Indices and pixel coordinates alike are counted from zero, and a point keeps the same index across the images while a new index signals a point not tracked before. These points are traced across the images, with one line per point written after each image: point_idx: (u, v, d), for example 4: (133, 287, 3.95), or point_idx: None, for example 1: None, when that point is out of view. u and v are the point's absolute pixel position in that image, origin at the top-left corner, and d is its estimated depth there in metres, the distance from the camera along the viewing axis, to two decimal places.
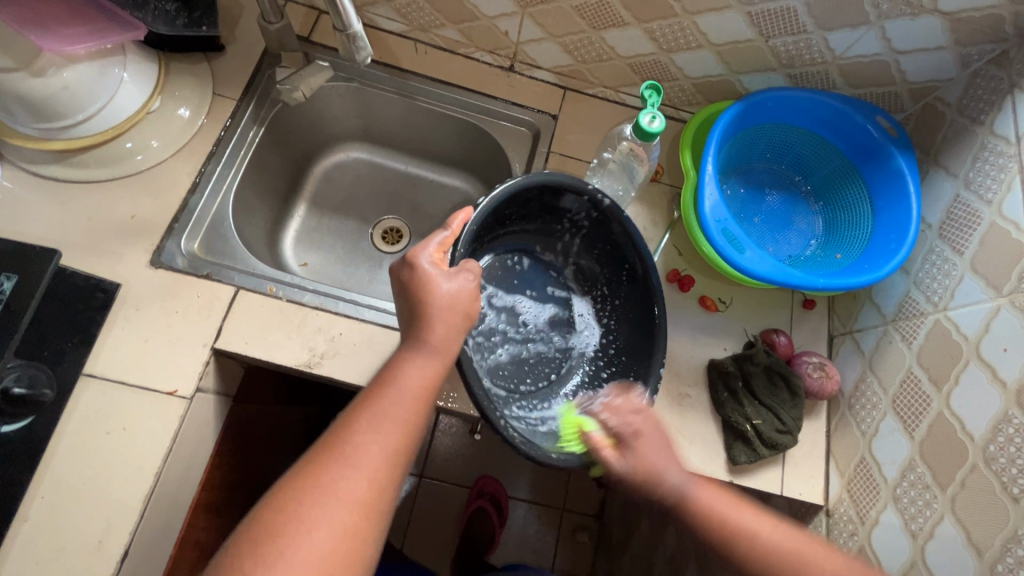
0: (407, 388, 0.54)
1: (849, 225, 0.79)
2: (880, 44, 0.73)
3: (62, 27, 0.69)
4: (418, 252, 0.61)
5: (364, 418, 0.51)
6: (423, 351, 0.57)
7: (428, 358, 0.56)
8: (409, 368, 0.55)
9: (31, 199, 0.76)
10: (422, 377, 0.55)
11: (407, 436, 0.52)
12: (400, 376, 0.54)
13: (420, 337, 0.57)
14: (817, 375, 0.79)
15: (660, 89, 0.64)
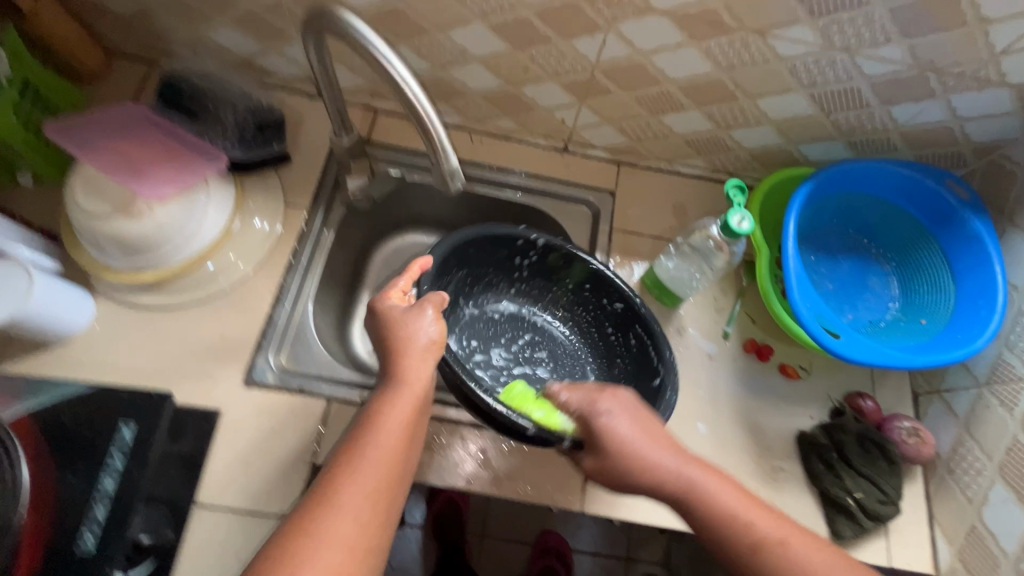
0: (386, 435, 0.54)
1: (927, 286, 0.79)
2: (945, 113, 0.73)
3: (154, 170, 0.72)
4: (380, 298, 0.64)
5: (343, 466, 0.52)
6: (405, 387, 0.57)
7: (406, 393, 0.57)
8: (383, 415, 0.55)
9: (125, 331, 0.78)
10: (402, 415, 0.56)
11: (390, 471, 0.53)
12: (381, 420, 0.55)
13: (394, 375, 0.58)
14: (912, 440, 0.79)
15: (744, 188, 0.65)
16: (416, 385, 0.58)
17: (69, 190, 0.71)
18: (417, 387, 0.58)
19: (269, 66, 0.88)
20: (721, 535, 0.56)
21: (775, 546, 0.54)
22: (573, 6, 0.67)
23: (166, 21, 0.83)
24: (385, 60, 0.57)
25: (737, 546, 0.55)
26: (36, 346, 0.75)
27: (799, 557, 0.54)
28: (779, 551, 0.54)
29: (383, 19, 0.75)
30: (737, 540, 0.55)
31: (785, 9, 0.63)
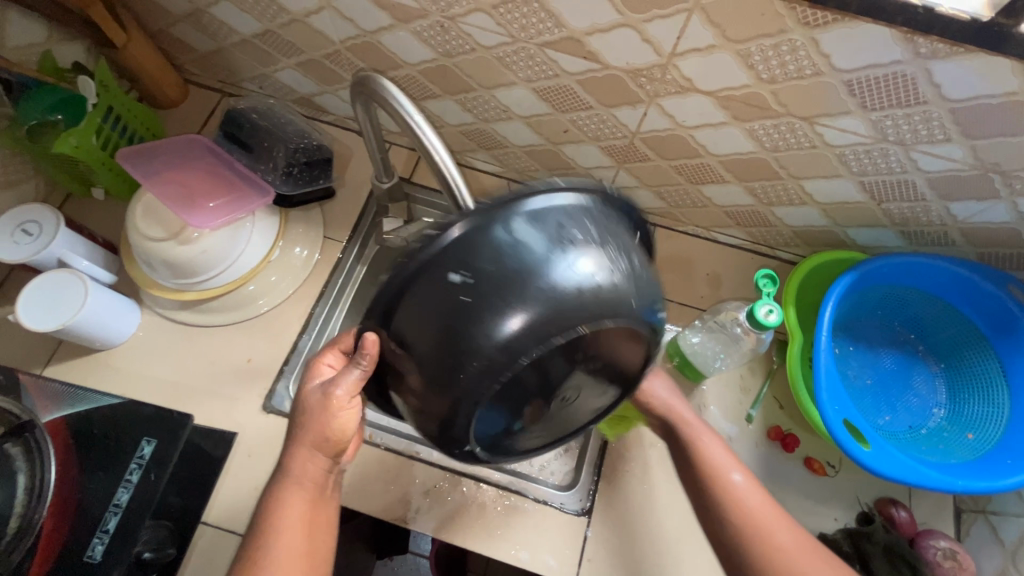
0: (298, 497, 0.56)
1: (976, 396, 0.73)
2: (1011, 215, 0.68)
3: (208, 198, 0.77)
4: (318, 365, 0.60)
5: (270, 511, 0.56)
6: (289, 482, 0.56)
7: (298, 460, 0.57)
8: (274, 505, 0.56)
9: (163, 344, 0.83)
10: (297, 507, 0.56)
11: (310, 524, 0.57)
12: (278, 510, 0.56)
13: (279, 469, 0.57)
14: (948, 565, 0.72)
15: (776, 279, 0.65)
16: (302, 477, 0.57)
17: (130, 213, 0.77)
18: (316, 436, 0.56)
19: (326, 104, 0.92)
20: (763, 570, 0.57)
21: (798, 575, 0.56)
22: (615, 79, 0.67)
23: (237, 59, 0.89)
24: (414, 124, 0.53)
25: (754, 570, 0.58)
26: (84, 350, 0.81)
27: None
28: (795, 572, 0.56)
29: (432, 74, 0.77)
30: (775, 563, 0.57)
31: (836, 101, 0.60)
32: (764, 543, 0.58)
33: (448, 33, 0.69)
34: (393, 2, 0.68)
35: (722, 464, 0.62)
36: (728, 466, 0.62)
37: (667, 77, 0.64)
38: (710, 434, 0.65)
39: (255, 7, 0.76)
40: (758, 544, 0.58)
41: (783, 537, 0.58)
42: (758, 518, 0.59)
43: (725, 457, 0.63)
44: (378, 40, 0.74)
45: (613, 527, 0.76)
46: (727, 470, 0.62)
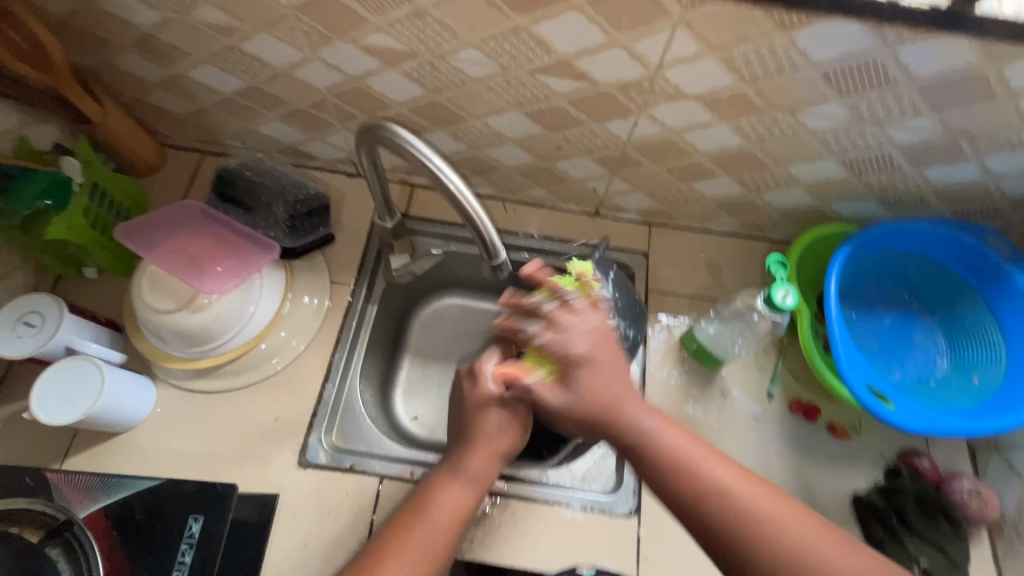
0: (448, 495, 0.65)
1: (974, 342, 0.78)
2: (979, 172, 0.74)
3: (214, 262, 0.77)
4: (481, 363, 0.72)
5: (426, 492, 0.65)
6: (461, 477, 0.66)
7: (480, 458, 0.67)
8: (436, 495, 0.65)
9: (185, 416, 0.80)
10: (454, 504, 0.64)
11: (460, 512, 0.64)
12: (432, 501, 0.64)
13: (456, 465, 0.66)
14: (975, 502, 0.77)
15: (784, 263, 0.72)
16: (472, 475, 0.66)
17: (135, 285, 0.76)
18: (483, 443, 0.67)
19: (313, 151, 0.92)
20: (776, 561, 0.54)
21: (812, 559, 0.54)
22: (606, 95, 0.70)
23: (217, 118, 0.88)
24: (437, 169, 0.60)
25: (720, 536, 0.56)
26: (102, 435, 0.78)
27: (823, 564, 0.54)
28: (811, 555, 0.54)
29: (422, 110, 0.79)
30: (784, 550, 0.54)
31: (815, 91, 0.65)
32: (767, 535, 0.55)
33: (438, 70, 0.71)
34: (382, 46, 0.69)
35: (699, 458, 0.59)
36: (702, 461, 0.59)
37: (655, 87, 0.68)
38: (642, 410, 0.63)
39: (237, 66, 0.76)
40: (760, 536, 0.55)
41: (788, 527, 0.55)
42: (754, 509, 0.56)
43: (689, 446, 0.60)
44: (367, 84, 0.75)
45: (664, 523, 0.78)
46: (705, 465, 0.59)
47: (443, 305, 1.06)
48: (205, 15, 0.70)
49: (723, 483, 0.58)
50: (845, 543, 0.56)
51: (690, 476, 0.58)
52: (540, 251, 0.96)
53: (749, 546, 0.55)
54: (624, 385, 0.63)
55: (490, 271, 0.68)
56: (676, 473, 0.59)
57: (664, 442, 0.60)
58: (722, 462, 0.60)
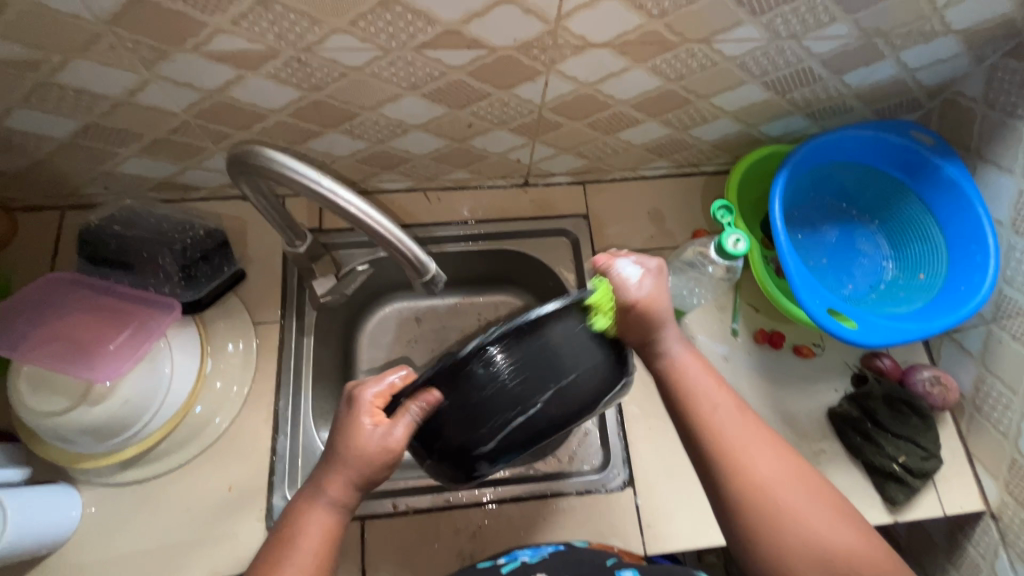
0: (309, 537, 0.52)
1: (915, 239, 0.79)
2: (896, 69, 0.72)
3: (106, 342, 0.66)
4: (359, 390, 0.55)
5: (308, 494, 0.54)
6: (324, 503, 0.53)
7: (343, 482, 0.53)
8: (306, 525, 0.52)
9: (124, 515, 0.71)
10: (319, 531, 0.52)
11: (332, 539, 0.53)
12: (298, 531, 0.52)
13: (319, 488, 0.54)
14: (936, 389, 0.80)
15: (731, 207, 0.71)
16: (339, 501, 0.54)
17: (12, 393, 0.64)
18: (355, 470, 0.53)
19: (192, 181, 0.80)
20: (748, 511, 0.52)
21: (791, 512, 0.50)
22: (507, 59, 0.62)
23: (62, 167, 0.74)
24: (327, 191, 0.51)
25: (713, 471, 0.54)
26: (30, 561, 0.68)
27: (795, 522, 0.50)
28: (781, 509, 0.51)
29: (305, 113, 0.68)
30: (777, 512, 0.51)
31: (727, 14, 0.59)
32: (741, 471, 0.53)
33: (309, 65, 0.60)
34: (233, 50, 0.57)
35: (711, 392, 0.57)
36: (704, 386, 0.58)
37: (559, 41, 0.60)
38: (680, 342, 0.59)
39: (63, 103, 0.63)
40: (742, 475, 0.52)
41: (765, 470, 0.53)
42: (736, 444, 0.54)
43: (706, 382, 0.58)
44: (230, 96, 0.64)
45: (659, 488, 0.77)
46: (702, 388, 0.57)
47: (386, 314, 0.98)
48: None
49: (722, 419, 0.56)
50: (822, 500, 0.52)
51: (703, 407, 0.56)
52: (475, 237, 0.89)
53: (733, 478, 0.53)
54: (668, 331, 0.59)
55: (424, 286, 0.62)
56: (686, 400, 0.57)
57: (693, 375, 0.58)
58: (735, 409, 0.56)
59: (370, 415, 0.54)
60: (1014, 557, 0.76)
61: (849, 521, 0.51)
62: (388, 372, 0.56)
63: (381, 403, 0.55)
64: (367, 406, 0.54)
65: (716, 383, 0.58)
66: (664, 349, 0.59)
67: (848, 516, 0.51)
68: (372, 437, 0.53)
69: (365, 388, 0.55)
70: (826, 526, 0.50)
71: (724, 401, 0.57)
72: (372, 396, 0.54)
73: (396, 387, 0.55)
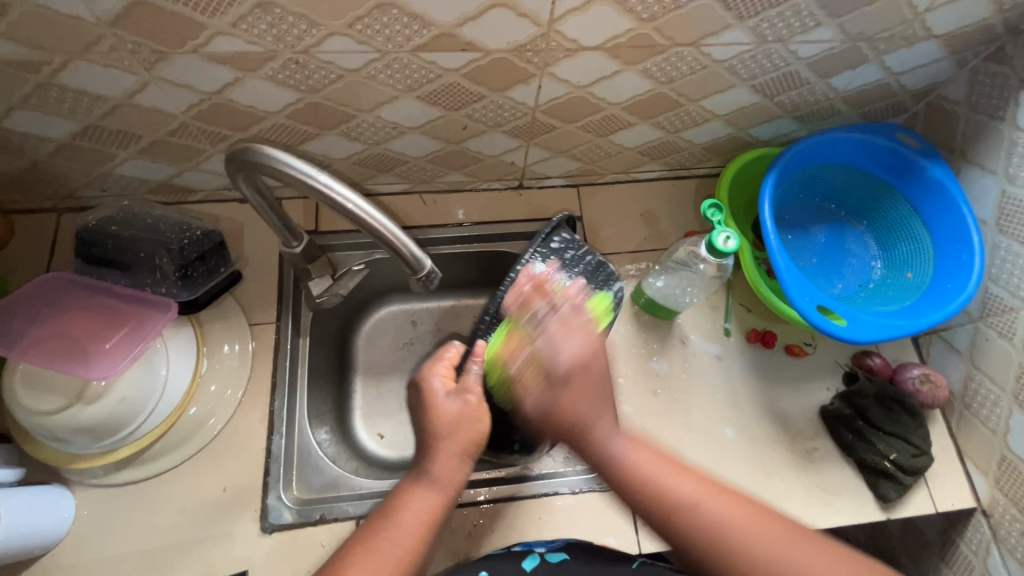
0: (407, 517, 0.56)
1: (902, 239, 0.81)
2: (881, 73, 0.74)
3: (102, 342, 0.67)
4: (429, 373, 0.65)
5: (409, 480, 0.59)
6: (426, 482, 0.58)
7: (445, 456, 0.59)
8: (410, 501, 0.57)
9: (119, 516, 0.71)
10: (421, 509, 0.57)
11: (433, 518, 0.57)
12: (402, 509, 0.57)
13: (425, 469, 0.59)
14: (926, 387, 0.81)
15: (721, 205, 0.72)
16: (442, 479, 0.59)
17: (8, 392, 0.64)
18: (454, 442, 0.60)
19: (189, 183, 0.80)
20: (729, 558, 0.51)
21: (761, 553, 0.50)
22: (501, 62, 0.63)
23: (61, 169, 0.74)
24: (324, 188, 0.52)
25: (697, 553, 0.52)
26: (22, 563, 0.67)
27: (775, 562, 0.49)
28: (761, 554, 0.50)
29: (302, 116, 0.69)
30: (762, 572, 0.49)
31: (715, 19, 0.61)
32: (728, 548, 0.51)
33: (307, 67, 0.61)
34: (231, 52, 0.58)
35: (671, 479, 0.55)
36: (658, 471, 0.56)
37: (552, 44, 0.62)
38: (617, 433, 0.59)
39: (63, 105, 0.63)
40: (719, 544, 0.51)
41: (732, 513, 0.52)
42: (713, 519, 0.52)
43: (653, 465, 0.56)
44: (228, 97, 0.65)
45: None
46: (659, 473, 0.56)
47: (382, 316, 0.99)
48: None
49: (649, 473, 0.56)
50: (786, 531, 0.51)
51: (653, 493, 0.55)
52: (471, 238, 0.90)
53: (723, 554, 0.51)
54: (589, 409, 0.59)
55: (419, 282, 0.63)
56: (631, 483, 0.56)
57: (619, 454, 0.58)
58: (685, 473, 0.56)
59: (446, 385, 0.63)
60: (1005, 553, 0.76)
61: (820, 548, 0.50)
62: (444, 352, 0.67)
63: (450, 377, 0.65)
64: (442, 380, 0.64)
65: (655, 463, 0.56)
66: (591, 437, 0.59)
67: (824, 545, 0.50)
68: (448, 399, 0.62)
69: (432, 366, 0.66)
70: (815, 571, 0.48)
71: (683, 476, 0.55)
72: (441, 368, 0.65)
73: (455, 360, 0.66)
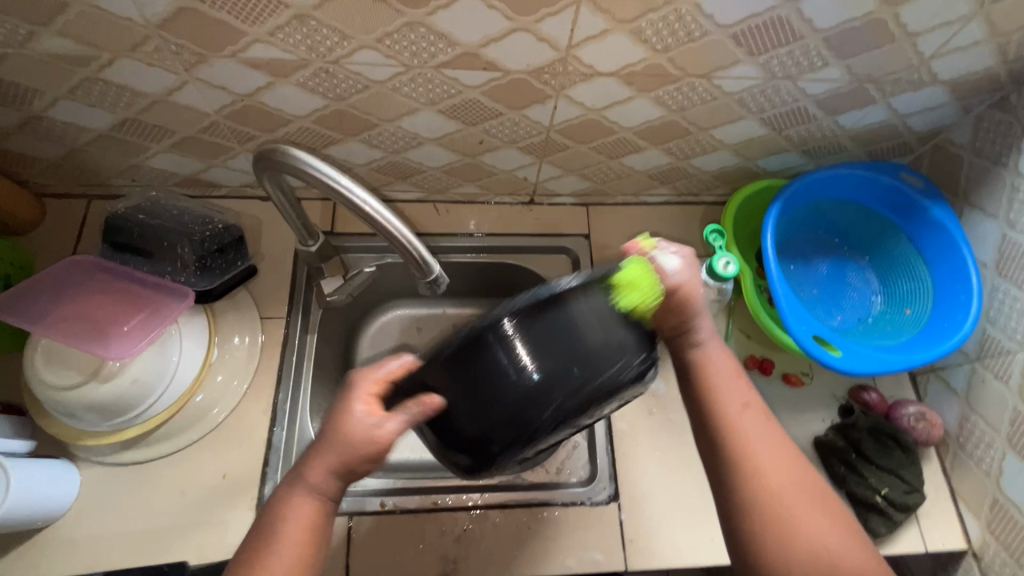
0: (287, 530, 0.53)
1: (903, 277, 0.82)
2: (887, 114, 0.76)
3: (120, 324, 0.69)
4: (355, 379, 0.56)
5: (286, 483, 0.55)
6: (303, 490, 0.54)
7: (318, 465, 0.53)
8: (285, 514, 0.53)
9: (120, 494, 0.73)
10: (301, 519, 0.53)
11: (310, 531, 0.53)
12: (286, 520, 0.53)
13: (302, 473, 0.54)
14: (921, 425, 0.82)
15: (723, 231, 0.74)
16: (325, 491, 0.54)
17: (29, 367, 0.67)
18: (332, 451, 0.53)
19: (214, 178, 0.84)
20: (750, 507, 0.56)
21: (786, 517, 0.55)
22: (519, 82, 0.67)
23: (95, 158, 0.78)
24: (343, 189, 0.55)
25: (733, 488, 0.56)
26: (25, 534, 0.70)
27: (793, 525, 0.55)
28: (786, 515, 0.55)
29: (328, 121, 0.72)
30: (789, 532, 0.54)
31: (726, 53, 0.64)
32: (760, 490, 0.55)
33: (336, 76, 0.65)
34: (267, 58, 0.62)
35: (729, 423, 0.58)
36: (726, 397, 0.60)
37: (569, 68, 0.65)
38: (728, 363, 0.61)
39: (104, 98, 0.67)
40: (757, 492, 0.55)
41: (774, 473, 0.56)
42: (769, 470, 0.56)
43: (755, 434, 0.58)
44: (260, 100, 0.68)
45: (645, 503, 0.78)
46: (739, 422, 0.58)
47: (388, 319, 1.01)
48: (49, 45, 0.60)
49: (747, 401, 0.60)
50: (818, 515, 0.56)
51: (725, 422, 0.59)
52: (480, 249, 0.92)
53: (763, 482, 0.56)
54: (707, 330, 0.61)
55: (427, 286, 0.65)
56: (707, 399, 0.60)
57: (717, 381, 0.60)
58: (769, 433, 0.58)
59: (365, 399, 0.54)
60: None
61: (850, 531, 0.56)
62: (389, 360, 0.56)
63: (375, 390, 0.55)
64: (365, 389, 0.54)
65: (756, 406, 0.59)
66: (697, 350, 0.61)
67: (842, 521, 0.56)
68: (360, 417, 0.53)
69: (366, 372, 0.56)
70: (829, 542, 0.54)
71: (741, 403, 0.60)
72: (369, 380, 0.55)
73: (392, 374, 0.55)
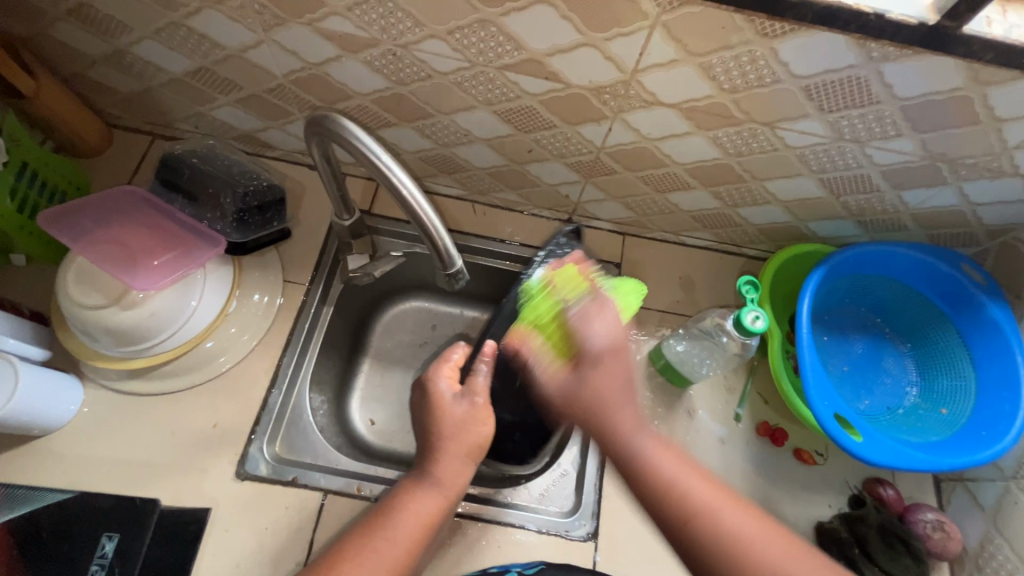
0: (406, 520, 0.59)
1: (944, 373, 0.77)
2: (957, 198, 0.72)
3: (152, 258, 0.72)
4: (434, 375, 0.67)
5: (400, 489, 0.62)
6: (431, 485, 0.61)
7: (449, 464, 0.62)
8: (410, 504, 0.60)
9: (115, 421, 0.74)
10: (421, 512, 0.60)
11: (425, 527, 0.59)
12: (401, 514, 0.59)
13: (430, 473, 0.62)
14: (937, 535, 0.74)
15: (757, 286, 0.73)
16: (447, 483, 0.62)
17: (60, 281, 0.70)
18: (436, 487, 0.62)
19: (270, 139, 0.87)
20: None
21: None
22: (578, 97, 0.66)
23: (166, 99, 0.82)
24: (385, 166, 0.56)
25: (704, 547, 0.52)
26: (19, 437, 0.72)
27: None
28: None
29: (385, 103, 0.74)
30: None
31: (795, 105, 0.62)
32: (743, 555, 0.51)
33: (402, 60, 0.66)
34: (340, 31, 0.64)
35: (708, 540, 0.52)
36: (684, 480, 0.55)
37: (630, 92, 0.64)
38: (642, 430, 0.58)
39: (186, 44, 0.71)
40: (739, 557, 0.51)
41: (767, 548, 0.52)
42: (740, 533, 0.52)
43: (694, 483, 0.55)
44: (326, 71, 0.70)
45: (623, 551, 0.74)
46: (682, 480, 0.55)
47: (405, 308, 1.01)
48: None
49: (710, 497, 0.54)
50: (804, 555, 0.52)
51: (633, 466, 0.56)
52: (508, 256, 0.91)
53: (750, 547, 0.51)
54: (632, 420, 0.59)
55: (446, 279, 0.65)
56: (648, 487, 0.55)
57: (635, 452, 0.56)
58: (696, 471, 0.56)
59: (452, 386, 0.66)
60: None
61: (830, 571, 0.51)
62: (450, 352, 0.69)
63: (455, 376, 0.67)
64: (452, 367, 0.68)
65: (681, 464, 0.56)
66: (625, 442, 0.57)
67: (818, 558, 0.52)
68: (456, 402, 0.64)
69: (439, 366, 0.68)
70: None
71: (697, 481, 0.55)
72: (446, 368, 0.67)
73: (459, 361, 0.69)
